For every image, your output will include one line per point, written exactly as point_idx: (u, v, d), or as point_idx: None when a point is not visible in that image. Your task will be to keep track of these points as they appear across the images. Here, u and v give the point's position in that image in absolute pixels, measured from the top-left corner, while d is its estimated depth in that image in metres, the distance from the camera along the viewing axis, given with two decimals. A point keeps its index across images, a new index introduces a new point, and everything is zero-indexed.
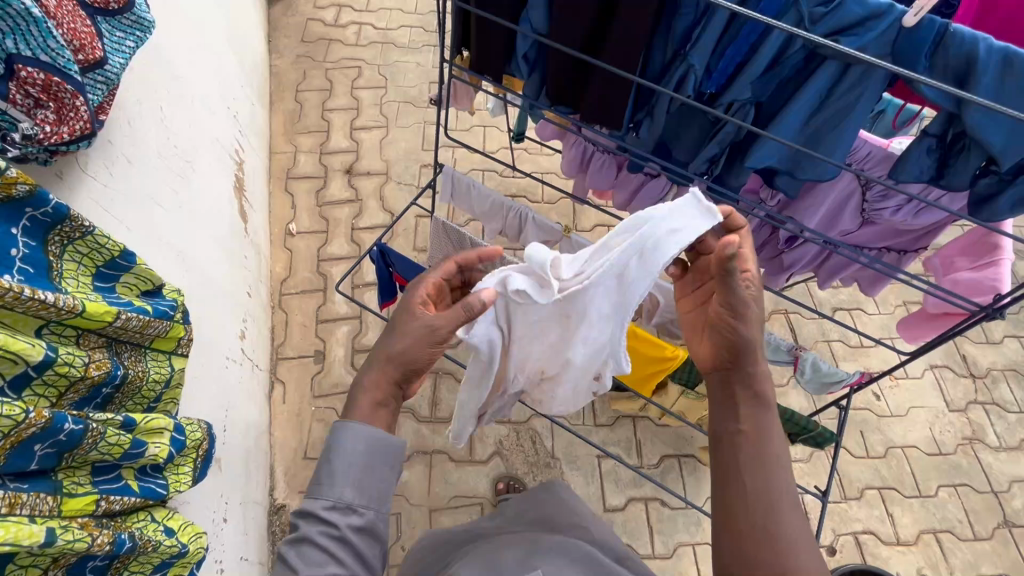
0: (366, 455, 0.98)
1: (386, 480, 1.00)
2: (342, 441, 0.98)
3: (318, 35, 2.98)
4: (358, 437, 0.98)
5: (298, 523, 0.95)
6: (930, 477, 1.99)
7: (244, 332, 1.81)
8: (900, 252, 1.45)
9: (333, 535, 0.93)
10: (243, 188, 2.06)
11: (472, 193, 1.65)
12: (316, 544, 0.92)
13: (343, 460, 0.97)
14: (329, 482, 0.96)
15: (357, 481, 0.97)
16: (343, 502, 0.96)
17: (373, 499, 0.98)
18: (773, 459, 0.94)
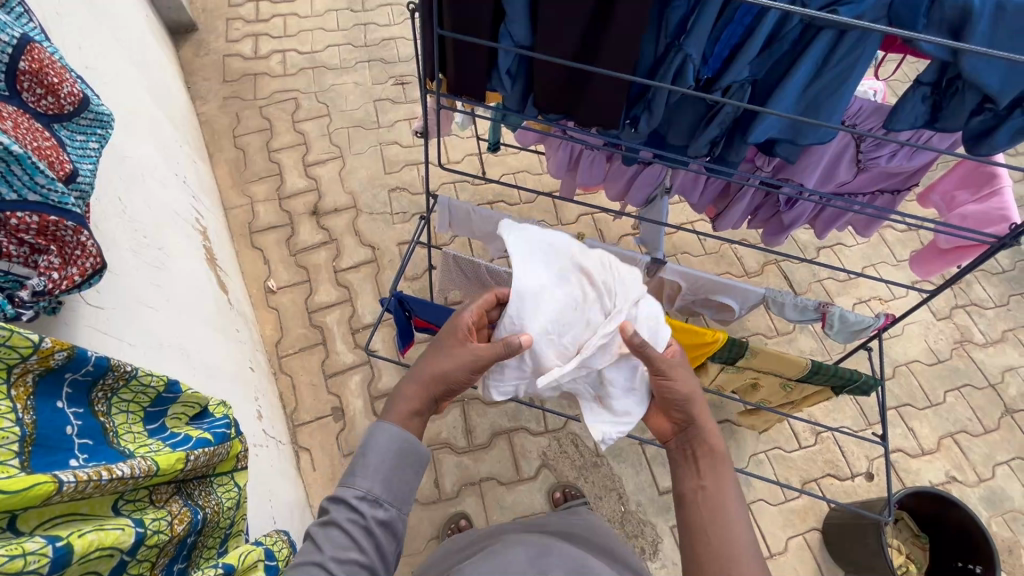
0: (400, 454, 0.95)
1: (410, 480, 0.96)
2: (385, 434, 0.96)
3: (240, 71, 2.75)
4: (395, 437, 0.96)
5: (332, 505, 0.91)
6: (937, 386, 2.14)
7: (260, 410, 1.69)
8: (894, 193, 1.50)
9: (351, 530, 0.88)
10: (214, 257, 1.91)
11: (472, 217, 1.59)
12: (335, 534, 0.87)
13: (382, 451, 0.94)
14: (362, 471, 0.92)
15: (388, 476, 0.93)
16: (373, 494, 0.91)
17: (396, 498, 0.93)
18: (726, 517, 0.98)
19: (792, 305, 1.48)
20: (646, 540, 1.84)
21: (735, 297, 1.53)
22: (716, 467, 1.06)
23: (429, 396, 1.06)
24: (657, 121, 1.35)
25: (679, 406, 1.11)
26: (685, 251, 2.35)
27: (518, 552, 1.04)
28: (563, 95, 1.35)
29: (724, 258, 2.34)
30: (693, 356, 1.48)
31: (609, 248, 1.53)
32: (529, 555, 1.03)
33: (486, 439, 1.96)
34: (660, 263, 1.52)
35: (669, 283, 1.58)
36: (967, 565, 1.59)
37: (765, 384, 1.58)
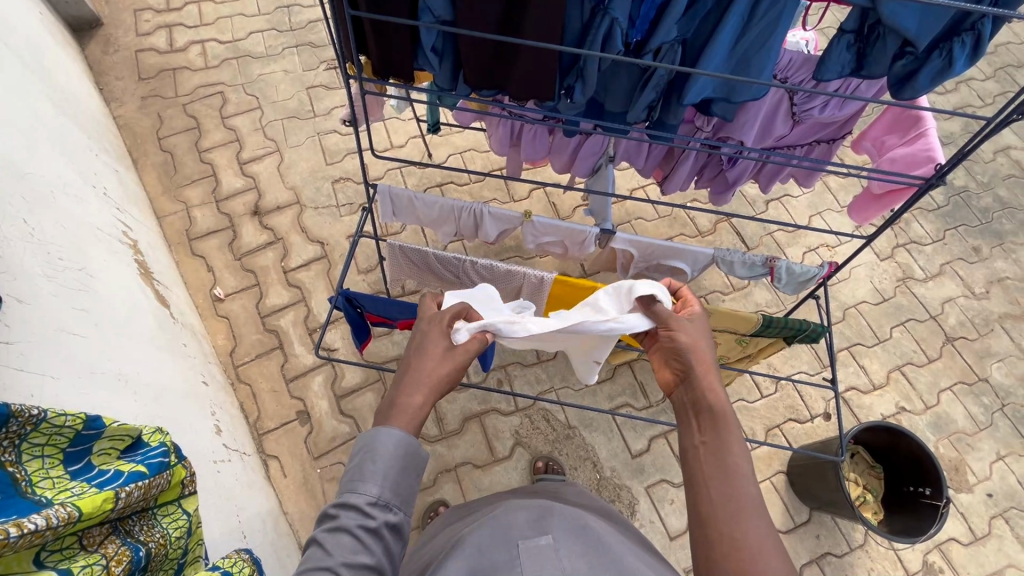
0: (408, 459, 0.89)
1: (419, 484, 0.90)
2: (385, 441, 0.88)
3: (157, 67, 2.57)
4: (400, 440, 0.89)
5: (339, 510, 0.84)
6: (883, 323, 2.24)
7: (218, 424, 1.64)
8: (829, 142, 1.54)
9: (362, 539, 0.82)
10: (149, 271, 1.80)
11: (415, 204, 1.53)
12: (348, 539, 0.81)
13: (388, 454, 0.88)
14: (370, 475, 0.86)
15: (396, 480, 0.87)
16: (378, 501, 0.85)
17: (402, 502, 0.87)
18: (734, 471, 0.87)
19: (740, 263, 1.50)
20: (623, 502, 1.89)
21: (685, 261, 1.55)
22: (720, 420, 0.93)
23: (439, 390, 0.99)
24: (591, 90, 1.31)
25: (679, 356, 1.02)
26: (638, 216, 2.36)
27: (518, 516, 0.95)
28: (492, 70, 1.30)
29: (677, 219, 2.37)
30: None
31: (558, 223, 1.51)
32: (530, 518, 0.94)
33: (458, 425, 1.96)
34: (610, 234, 1.51)
35: (620, 252, 1.59)
36: (918, 488, 1.69)
37: (721, 342, 1.61)
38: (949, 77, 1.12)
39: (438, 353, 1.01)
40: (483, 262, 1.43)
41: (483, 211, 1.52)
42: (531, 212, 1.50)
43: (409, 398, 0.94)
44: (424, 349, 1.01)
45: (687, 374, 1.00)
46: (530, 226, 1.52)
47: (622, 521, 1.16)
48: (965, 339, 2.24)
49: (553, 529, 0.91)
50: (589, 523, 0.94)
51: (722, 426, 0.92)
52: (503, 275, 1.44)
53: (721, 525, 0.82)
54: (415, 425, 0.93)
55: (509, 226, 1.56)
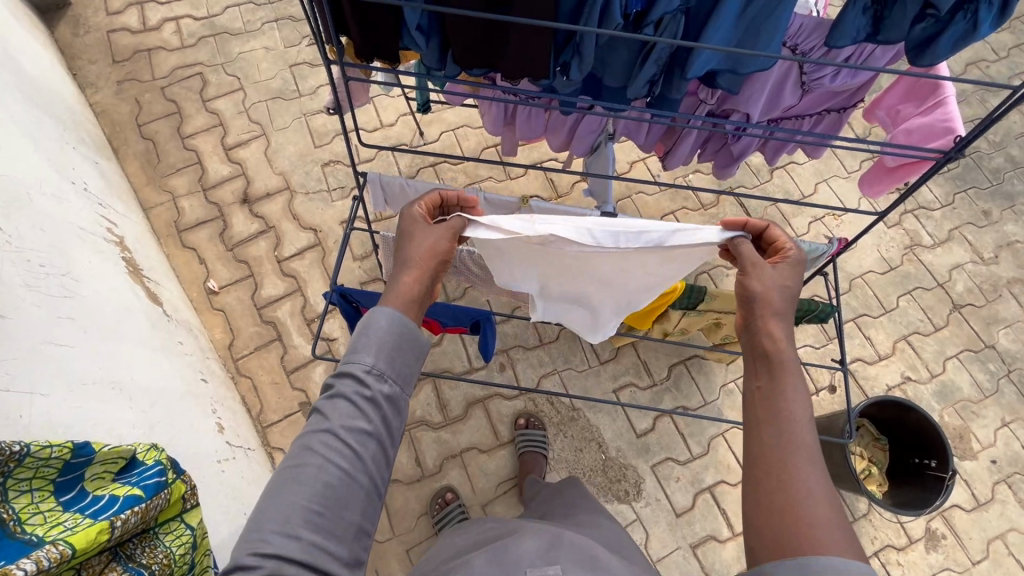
0: (401, 336, 0.90)
1: (414, 362, 0.91)
2: (380, 317, 0.90)
3: (130, 48, 2.44)
4: (392, 318, 0.91)
5: (338, 379, 0.86)
6: (890, 293, 2.20)
7: (220, 422, 1.63)
8: (839, 112, 1.46)
9: (361, 404, 0.84)
10: (139, 268, 1.75)
11: (407, 192, 1.48)
12: (347, 402, 0.83)
13: (382, 330, 0.89)
14: (363, 345, 0.87)
15: (391, 353, 0.88)
16: (374, 371, 0.86)
17: (398, 376, 0.88)
18: (787, 418, 0.86)
19: None
20: (629, 481, 1.91)
21: None
22: (776, 365, 0.92)
23: (429, 273, 1.01)
24: (588, 68, 1.24)
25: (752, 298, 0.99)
26: (638, 191, 2.29)
27: (527, 545, 0.98)
28: (483, 49, 1.22)
29: (679, 192, 2.30)
30: (653, 307, 1.47)
31: (556, 208, 1.45)
32: (539, 548, 0.97)
33: (462, 410, 1.95)
34: (611, 217, 1.45)
35: None
36: (923, 460, 1.69)
37: (726, 322, 1.58)
38: (973, 42, 1.06)
39: (421, 237, 1.04)
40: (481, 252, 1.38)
41: (478, 198, 1.46)
42: (528, 197, 1.44)
43: (399, 281, 0.98)
44: (410, 234, 1.05)
45: (748, 322, 0.99)
46: (528, 211, 1.46)
47: (619, 539, 1.19)
48: (972, 306, 2.21)
49: (561, 560, 0.93)
50: (598, 557, 0.97)
51: (780, 371, 0.91)
52: None
53: (771, 473, 0.82)
54: (408, 309, 0.95)
55: (505, 212, 1.50)
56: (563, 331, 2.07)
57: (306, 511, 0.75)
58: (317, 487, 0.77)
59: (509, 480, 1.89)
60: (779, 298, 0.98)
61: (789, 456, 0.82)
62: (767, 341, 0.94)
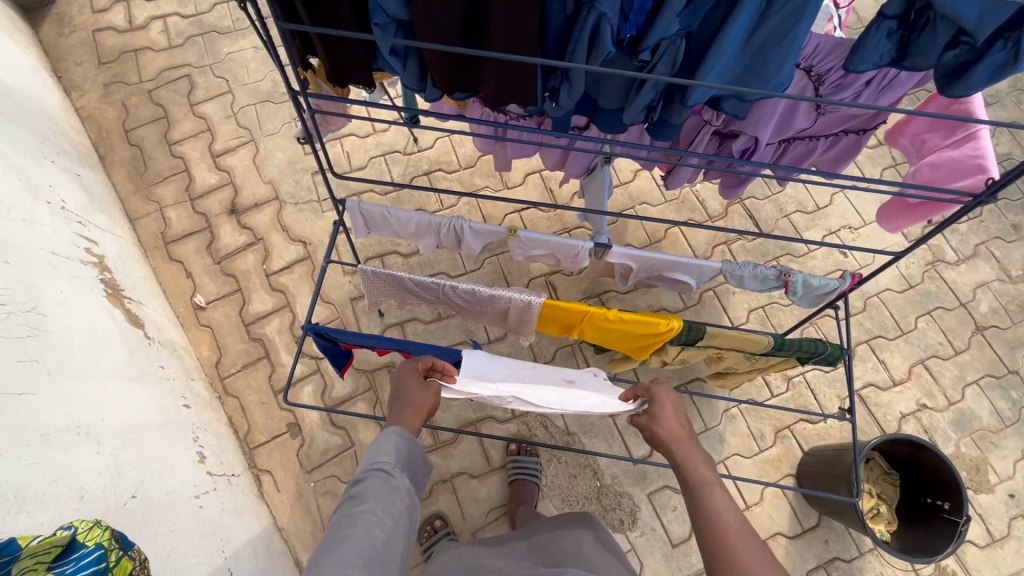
0: (412, 444, 1.06)
1: (423, 467, 1.06)
2: (394, 431, 1.05)
3: (117, 49, 2.36)
4: (404, 434, 1.06)
5: (365, 473, 0.98)
6: (907, 312, 2.08)
7: (202, 451, 1.59)
8: (858, 133, 1.35)
9: (390, 487, 0.96)
10: (119, 288, 1.70)
11: (389, 220, 1.39)
12: (378, 487, 0.95)
13: (397, 438, 1.05)
14: (383, 448, 1.02)
15: (406, 456, 1.04)
16: (397, 464, 1.00)
17: (413, 474, 1.03)
18: (705, 496, 0.95)
19: (751, 276, 1.35)
20: (624, 510, 1.84)
21: (690, 274, 1.40)
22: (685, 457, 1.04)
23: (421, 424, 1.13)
24: (578, 93, 1.14)
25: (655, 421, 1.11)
26: (642, 202, 2.17)
27: None
28: (464, 73, 1.12)
29: (685, 203, 2.18)
30: (649, 343, 1.38)
31: (546, 238, 1.36)
32: None
33: (453, 434, 1.89)
34: (605, 249, 1.36)
35: (618, 265, 1.44)
36: (936, 501, 1.60)
37: (728, 356, 1.48)
38: (1012, 74, 0.92)
39: (413, 398, 1.13)
40: (464, 287, 1.29)
41: (463, 226, 1.37)
42: (517, 227, 1.35)
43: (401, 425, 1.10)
44: (404, 389, 1.14)
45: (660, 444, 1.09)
46: (517, 241, 1.37)
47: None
48: (996, 328, 2.08)
49: None
50: None
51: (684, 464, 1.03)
52: (486, 299, 1.32)
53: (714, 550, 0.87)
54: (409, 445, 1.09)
55: (493, 240, 1.41)
56: (560, 350, 1.98)
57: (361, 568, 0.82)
58: (364, 549, 0.84)
59: (501, 506, 1.83)
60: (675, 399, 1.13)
61: (721, 530, 0.89)
62: (674, 450, 1.06)
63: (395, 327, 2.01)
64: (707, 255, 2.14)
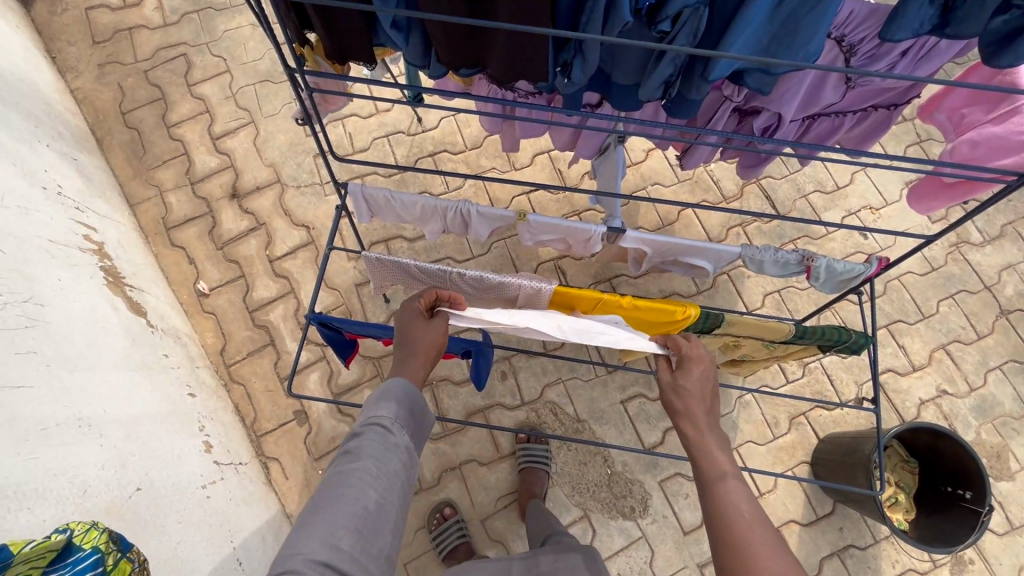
0: (415, 401, 0.96)
1: (428, 421, 0.98)
2: (396, 383, 0.96)
3: (111, 27, 2.29)
4: (405, 390, 0.96)
5: (362, 427, 0.90)
6: (929, 296, 2.01)
7: (208, 440, 1.58)
8: (889, 108, 1.27)
9: (388, 445, 0.89)
10: (120, 276, 1.67)
11: (393, 204, 1.34)
12: (374, 444, 0.88)
13: (399, 391, 0.96)
14: (386, 400, 0.93)
15: (409, 411, 0.94)
16: (398, 420, 0.92)
17: (416, 431, 0.95)
18: (718, 481, 0.88)
19: (772, 261, 1.29)
20: (635, 498, 1.82)
21: (707, 258, 1.34)
22: (701, 431, 0.95)
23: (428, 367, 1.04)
24: (592, 68, 1.07)
25: (675, 390, 1.00)
26: (654, 182, 2.10)
27: None
28: (470, 47, 1.05)
29: (699, 184, 2.10)
30: (664, 330, 1.33)
31: (557, 222, 1.30)
32: None
33: (461, 421, 1.87)
34: (618, 233, 1.30)
35: (632, 249, 1.38)
36: (956, 491, 1.56)
37: (745, 344, 1.43)
38: None
39: (418, 340, 1.03)
40: (472, 273, 1.25)
41: (469, 210, 1.31)
42: (526, 211, 1.29)
43: (406, 372, 1.00)
44: (409, 331, 1.03)
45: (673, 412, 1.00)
46: (526, 225, 1.32)
47: None
48: (1022, 311, 2.01)
49: None
50: None
51: (698, 441, 0.94)
52: (495, 286, 1.27)
53: (723, 542, 0.81)
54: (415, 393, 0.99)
55: (501, 224, 1.35)
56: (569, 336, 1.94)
57: (343, 538, 0.78)
58: (355, 512, 0.80)
59: (510, 494, 1.81)
60: (703, 366, 1.01)
61: (733, 520, 0.82)
62: (688, 425, 0.97)
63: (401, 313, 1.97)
64: (722, 237, 2.07)
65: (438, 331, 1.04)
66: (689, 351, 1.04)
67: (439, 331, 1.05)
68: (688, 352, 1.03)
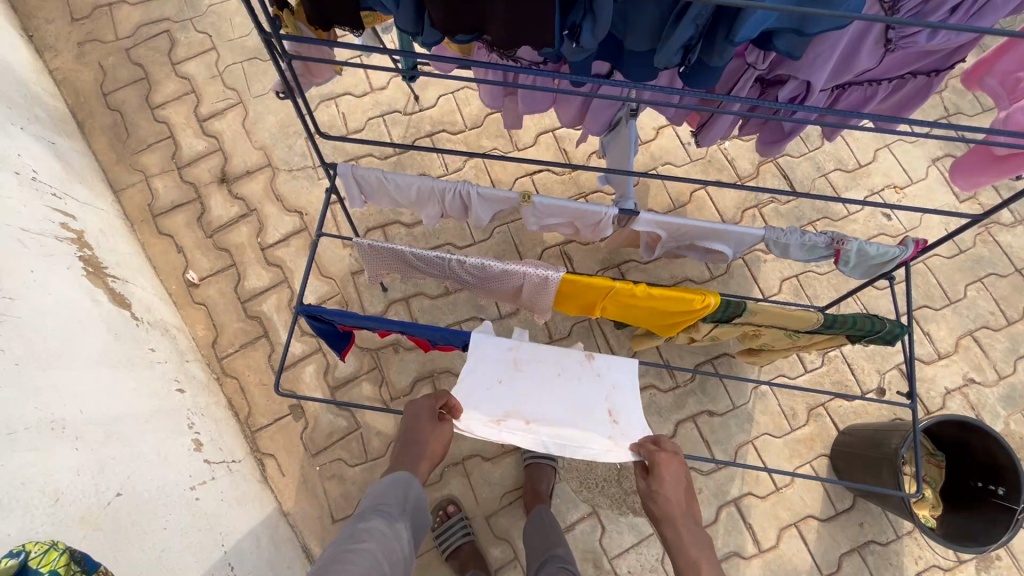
0: (414, 501, 1.14)
1: (421, 521, 1.16)
2: (403, 476, 1.13)
3: (90, 3, 2.17)
4: (409, 488, 1.14)
5: (369, 512, 1.08)
6: (956, 280, 1.90)
7: (198, 438, 1.50)
8: (930, 74, 1.16)
9: (391, 531, 1.06)
10: (102, 266, 1.58)
11: (387, 186, 1.24)
12: (380, 529, 1.05)
13: (404, 486, 1.13)
14: (392, 495, 1.11)
15: (410, 511, 1.13)
16: (399, 510, 1.11)
17: (413, 526, 1.13)
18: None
19: (797, 245, 1.19)
20: None
21: (726, 242, 1.24)
22: (678, 533, 1.05)
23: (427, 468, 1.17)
24: (604, 31, 0.96)
25: (652, 495, 1.08)
26: (665, 162, 1.98)
27: None
28: (467, 8, 0.94)
29: (712, 163, 1.99)
30: (680, 320, 1.24)
31: (564, 204, 1.20)
32: None
33: None
34: (630, 216, 1.20)
35: (644, 233, 1.28)
36: (988, 486, 1.47)
37: (766, 333, 1.33)
38: None
39: (422, 441, 1.14)
40: (473, 261, 1.15)
41: (469, 192, 1.21)
42: (531, 193, 1.19)
43: (412, 468, 1.14)
44: (413, 427, 1.15)
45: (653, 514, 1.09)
46: (531, 208, 1.21)
47: None
48: None
49: None
50: None
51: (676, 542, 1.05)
52: (497, 275, 1.18)
53: None
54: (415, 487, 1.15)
55: (504, 207, 1.25)
56: (576, 326, 1.84)
57: None
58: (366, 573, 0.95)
59: (515, 490, 1.74)
60: (675, 471, 1.07)
61: None
62: (667, 528, 1.06)
63: (400, 303, 1.88)
64: (736, 220, 1.96)
65: (439, 434, 1.15)
66: (665, 459, 1.07)
67: (443, 436, 1.15)
68: (663, 459, 1.07)
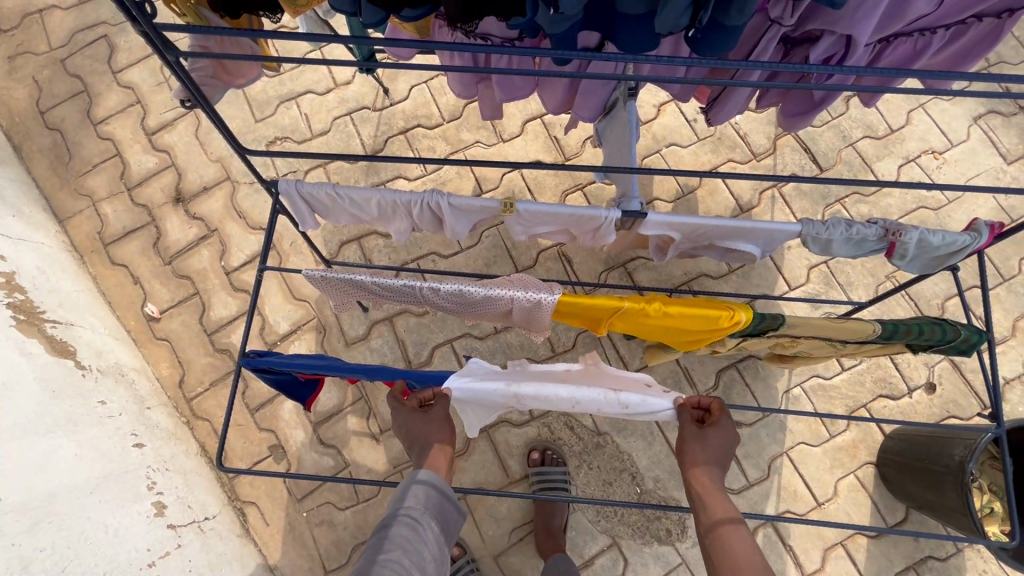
0: (440, 499, 0.95)
1: (456, 513, 0.98)
2: (421, 477, 0.95)
3: (17, 11, 1.94)
4: (432, 489, 0.95)
5: (392, 518, 0.91)
6: (1009, 255, 1.67)
7: (160, 499, 1.33)
8: (1000, 16, 0.92)
9: (418, 538, 0.90)
10: (37, 311, 1.39)
11: (342, 203, 1.04)
12: (406, 538, 0.89)
13: (424, 487, 0.95)
14: (410, 497, 0.93)
15: (435, 508, 0.94)
16: (426, 511, 0.93)
17: (444, 522, 0.95)
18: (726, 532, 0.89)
19: (842, 240, 0.97)
20: (672, 518, 1.56)
21: (753, 240, 1.03)
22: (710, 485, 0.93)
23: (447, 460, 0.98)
24: None
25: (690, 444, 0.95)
26: (670, 143, 1.76)
27: None
28: None
29: (723, 140, 1.76)
30: (703, 339, 1.03)
31: (556, 210, 0.99)
32: None
33: (462, 444, 1.60)
34: (635, 218, 0.99)
35: (654, 236, 1.07)
36: None
37: (806, 344, 1.12)
38: None
39: (421, 429, 0.96)
40: (448, 287, 0.95)
41: (440, 203, 1.00)
42: (512, 199, 0.98)
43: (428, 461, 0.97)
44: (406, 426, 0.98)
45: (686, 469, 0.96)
46: (516, 216, 1.00)
47: None
48: None
49: None
50: None
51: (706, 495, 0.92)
52: (480, 302, 0.97)
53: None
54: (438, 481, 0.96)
55: (484, 217, 1.04)
56: (581, 335, 1.65)
57: None
58: None
59: (525, 524, 1.56)
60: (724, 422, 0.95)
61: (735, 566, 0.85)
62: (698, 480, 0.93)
63: (383, 323, 1.69)
64: (754, 203, 1.74)
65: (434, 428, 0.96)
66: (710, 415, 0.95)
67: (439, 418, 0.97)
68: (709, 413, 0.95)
